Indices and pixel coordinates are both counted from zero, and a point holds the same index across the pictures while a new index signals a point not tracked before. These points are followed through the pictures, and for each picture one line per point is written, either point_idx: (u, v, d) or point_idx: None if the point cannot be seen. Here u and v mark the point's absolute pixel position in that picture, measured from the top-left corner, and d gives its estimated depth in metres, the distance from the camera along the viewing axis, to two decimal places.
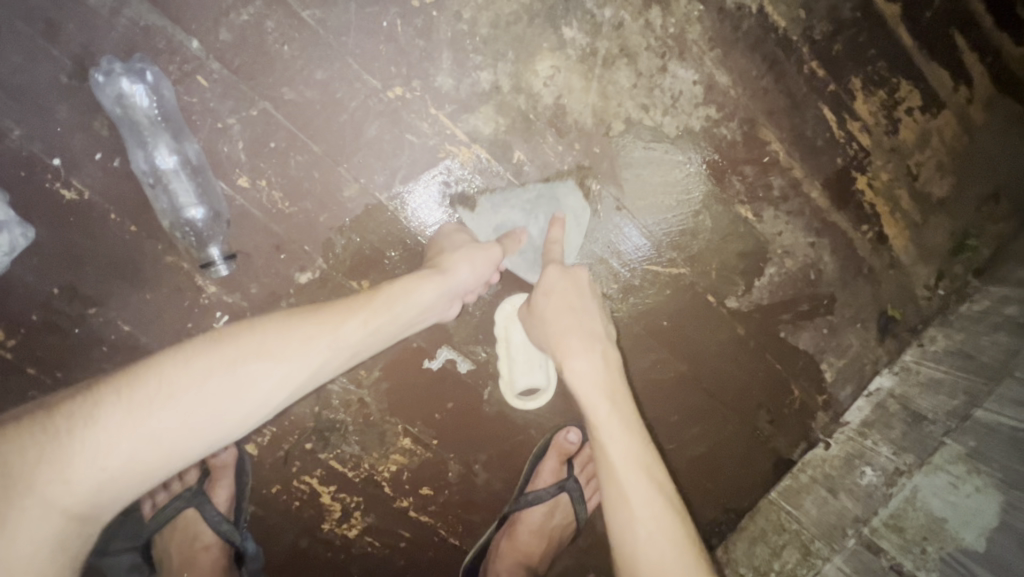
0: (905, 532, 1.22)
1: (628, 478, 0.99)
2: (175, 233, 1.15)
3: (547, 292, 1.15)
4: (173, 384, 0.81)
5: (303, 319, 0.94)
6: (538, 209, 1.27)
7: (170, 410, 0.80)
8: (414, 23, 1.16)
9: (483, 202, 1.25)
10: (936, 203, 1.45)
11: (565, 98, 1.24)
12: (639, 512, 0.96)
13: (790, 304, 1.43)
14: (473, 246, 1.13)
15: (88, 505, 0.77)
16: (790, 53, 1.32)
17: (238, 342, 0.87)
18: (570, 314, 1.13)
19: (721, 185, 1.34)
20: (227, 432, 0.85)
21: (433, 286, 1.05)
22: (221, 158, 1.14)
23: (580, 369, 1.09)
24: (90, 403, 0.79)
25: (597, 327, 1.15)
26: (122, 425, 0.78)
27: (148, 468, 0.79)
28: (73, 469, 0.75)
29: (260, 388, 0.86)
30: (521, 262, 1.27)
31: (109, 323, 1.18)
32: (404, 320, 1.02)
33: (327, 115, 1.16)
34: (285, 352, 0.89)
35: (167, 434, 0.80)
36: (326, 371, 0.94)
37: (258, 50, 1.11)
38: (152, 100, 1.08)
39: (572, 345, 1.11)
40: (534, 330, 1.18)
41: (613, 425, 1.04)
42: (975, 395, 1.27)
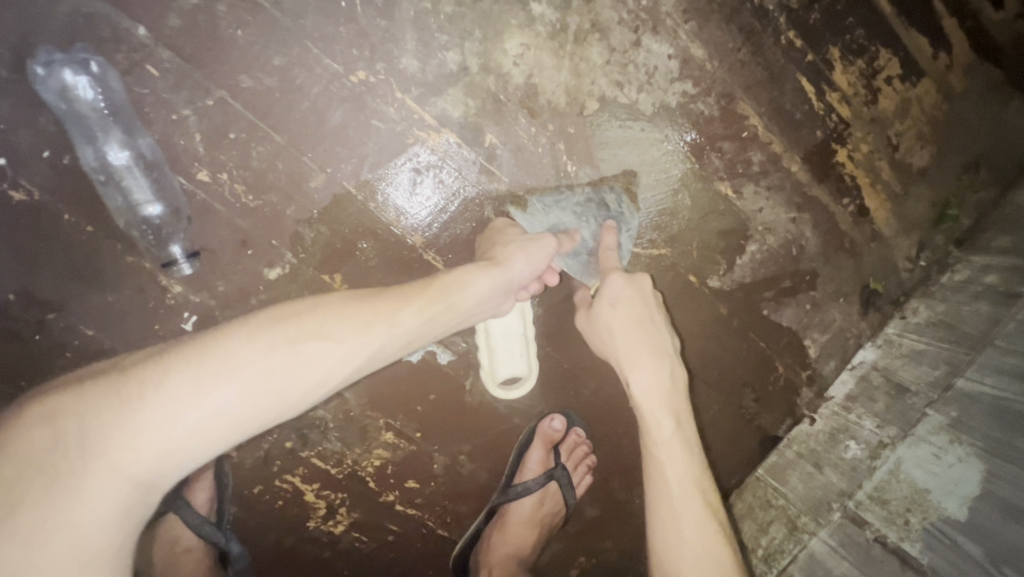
0: (889, 504, 1.23)
1: (682, 497, 1.01)
2: (132, 232, 1.10)
3: (613, 303, 1.15)
4: (240, 357, 0.79)
5: (365, 302, 0.92)
6: (589, 213, 1.27)
7: (236, 381, 0.78)
8: (375, 3, 1.10)
9: (533, 202, 1.25)
10: (917, 173, 1.44)
11: (537, 77, 1.19)
12: (688, 536, 0.98)
13: (773, 281, 1.41)
14: (531, 240, 1.12)
15: (150, 475, 0.74)
16: (766, 24, 1.29)
17: (302, 320, 0.86)
18: (635, 327, 1.14)
19: (700, 162, 1.31)
20: (284, 411, 0.82)
21: (488, 278, 1.01)
22: (178, 152, 1.09)
23: (642, 381, 1.10)
24: (156, 370, 0.77)
25: (666, 341, 1.16)
26: (193, 392, 0.75)
27: (211, 441, 0.76)
28: (141, 435, 0.72)
29: (315, 370, 0.83)
30: (573, 263, 1.26)
31: (71, 328, 1.13)
32: (461, 310, 1.00)
33: (287, 102, 1.11)
34: (345, 333, 0.87)
35: (230, 406, 0.77)
36: (382, 357, 0.92)
37: (210, 35, 1.06)
38: (96, 92, 1.02)
39: (642, 357, 1.12)
40: (597, 340, 1.20)
41: (673, 442, 1.06)
42: (956, 365, 1.28)
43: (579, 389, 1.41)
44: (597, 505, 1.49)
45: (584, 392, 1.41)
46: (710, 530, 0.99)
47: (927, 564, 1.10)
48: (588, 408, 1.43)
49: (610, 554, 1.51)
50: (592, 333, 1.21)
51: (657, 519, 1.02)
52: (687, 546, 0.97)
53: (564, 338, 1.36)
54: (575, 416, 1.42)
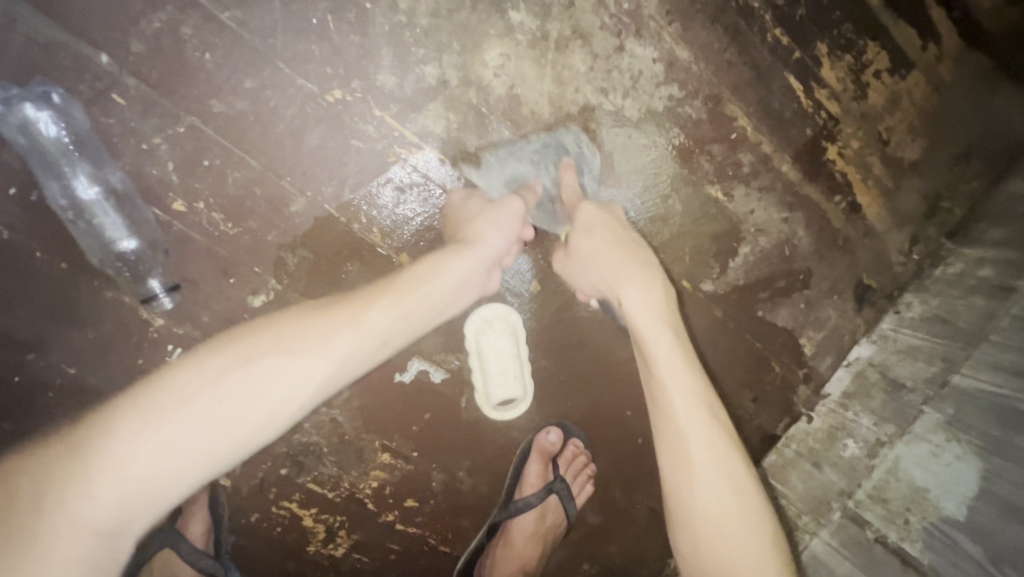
0: (889, 503, 1.23)
1: (693, 437, 0.96)
2: (108, 269, 1.07)
3: (588, 231, 1.13)
4: (189, 387, 0.77)
5: (323, 313, 0.88)
6: (545, 158, 1.21)
7: (186, 413, 0.75)
8: (347, 19, 1.06)
9: (488, 157, 1.18)
10: (908, 166, 1.42)
11: (519, 87, 1.16)
12: (701, 463, 0.94)
13: (767, 281, 1.40)
14: (495, 207, 1.10)
15: (112, 520, 0.73)
16: (751, 23, 1.26)
17: (255, 340, 0.83)
18: (613, 244, 1.10)
19: (689, 165, 1.29)
20: (248, 437, 0.78)
21: (462, 259, 1.00)
22: (152, 182, 1.05)
23: (635, 300, 1.03)
24: (108, 415, 0.76)
25: (649, 255, 1.12)
26: (142, 431, 0.73)
27: (169, 476, 0.74)
28: (94, 481, 0.72)
29: (271, 389, 0.79)
30: (539, 215, 1.23)
31: (51, 367, 1.10)
32: (434, 298, 0.96)
33: (262, 126, 1.07)
34: (305, 345, 0.84)
35: (182, 440, 0.74)
36: (353, 365, 0.87)
37: (177, 60, 1.01)
38: (60, 127, 0.98)
39: (627, 274, 1.06)
40: (579, 275, 1.16)
41: (674, 360, 1.00)
42: (952, 361, 1.27)
43: (576, 399, 1.39)
44: (599, 513, 1.48)
45: (582, 402, 1.40)
46: (726, 460, 0.96)
47: (929, 565, 1.11)
48: (586, 417, 1.41)
49: (614, 559, 1.50)
50: (573, 269, 1.18)
51: (667, 462, 0.98)
52: (698, 473, 0.94)
53: (559, 349, 1.34)
54: (572, 427, 1.41)
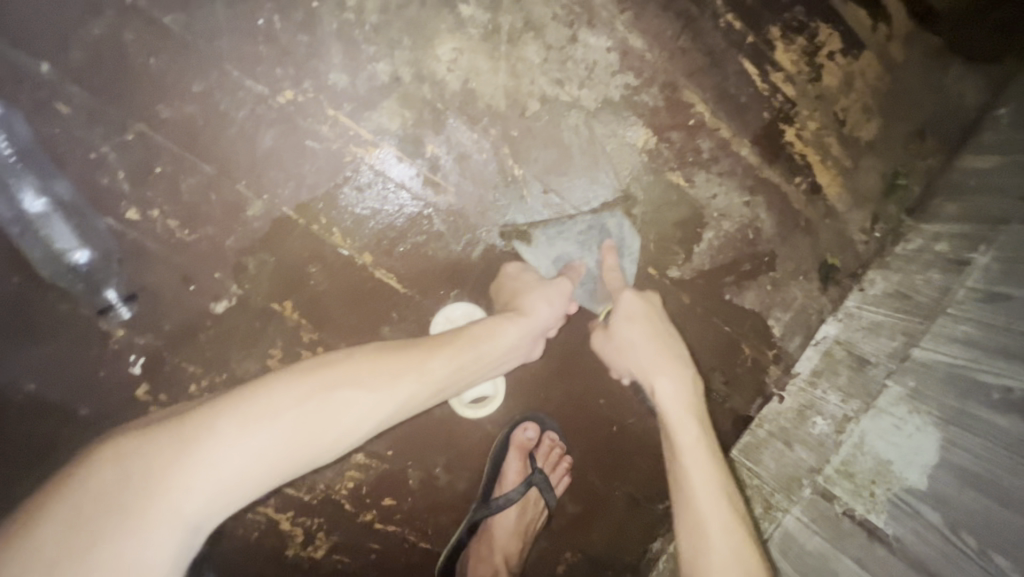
0: (855, 477, 1.25)
1: (702, 491, 1.05)
2: (60, 282, 1.05)
3: (631, 319, 1.22)
4: (277, 407, 0.79)
5: (399, 349, 0.93)
6: (590, 242, 1.29)
7: (277, 428, 0.78)
8: (294, 18, 1.06)
9: (538, 234, 1.26)
10: (865, 146, 1.44)
11: (474, 82, 1.16)
12: (704, 505, 1.04)
13: (732, 266, 1.41)
14: (546, 284, 1.16)
15: (200, 518, 0.73)
16: (703, 9, 1.27)
17: (336, 368, 0.87)
18: (652, 339, 1.21)
19: (649, 153, 1.30)
20: (321, 458, 0.81)
21: (516, 327, 1.06)
22: (103, 191, 1.04)
23: (668, 391, 1.16)
24: (204, 416, 0.77)
25: (682, 348, 1.24)
26: (242, 438, 0.76)
27: (252, 485, 0.76)
28: (193, 479, 0.72)
29: (351, 417, 0.83)
30: (582, 295, 1.31)
31: (10, 383, 1.08)
32: (489, 360, 1.02)
33: (213, 129, 1.06)
34: (380, 380, 0.87)
35: (272, 453, 0.77)
36: (412, 406, 0.91)
37: (121, 66, 1.00)
38: (1, 138, 0.97)
39: (663, 366, 1.19)
40: (614, 359, 1.29)
41: (696, 446, 1.11)
42: (912, 335, 1.30)
43: (549, 392, 1.40)
44: (578, 502, 1.50)
45: (555, 394, 1.41)
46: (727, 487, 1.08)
47: (893, 535, 1.13)
48: (560, 409, 1.42)
49: (596, 547, 1.52)
50: (608, 348, 1.28)
51: (678, 512, 1.07)
52: (705, 520, 1.02)
53: None
54: (546, 419, 1.41)
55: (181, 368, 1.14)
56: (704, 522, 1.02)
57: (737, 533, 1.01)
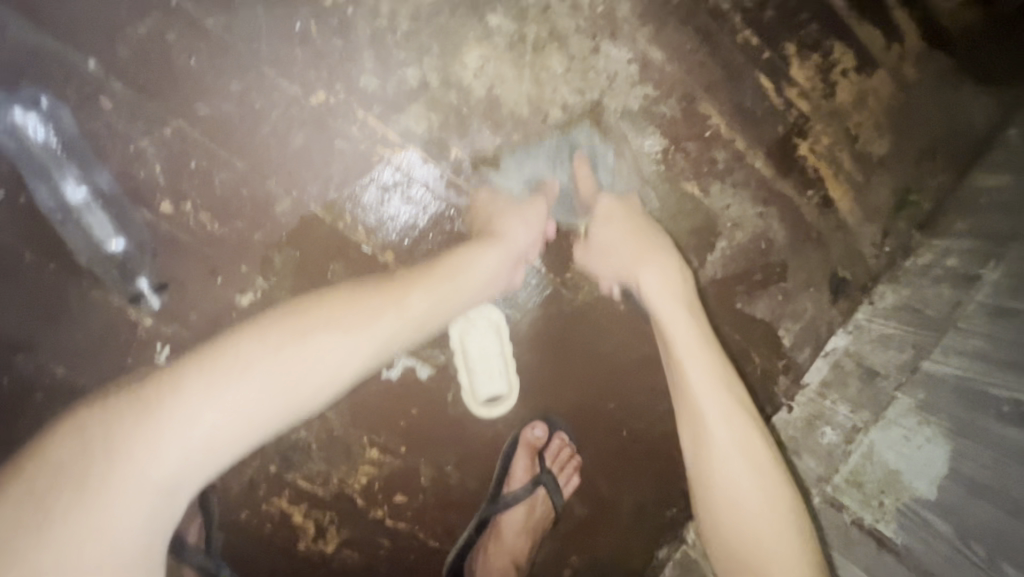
0: (864, 486, 1.27)
1: (714, 412, 1.05)
2: (96, 269, 1.08)
3: (608, 220, 1.25)
4: (247, 358, 0.82)
5: (370, 292, 0.95)
6: (559, 154, 1.26)
7: (246, 379, 0.80)
8: (329, 24, 1.10)
9: (506, 158, 1.23)
10: (877, 162, 1.47)
11: (498, 89, 1.20)
12: (717, 426, 1.04)
13: (744, 275, 1.44)
14: (521, 206, 1.19)
15: (172, 480, 0.76)
16: (721, 24, 1.31)
17: (307, 316, 0.89)
18: (629, 238, 1.23)
19: (665, 162, 1.33)
20: (294, 406, 0.83)
21: (492, 252, 1.09)
22: (139, 184, 1.07)
23: (653, 285, 1.17)
24: (168, 376, 0.80)
25: (663, 238, 1.25)
26: (209, 391, 0.78)
27: (228, 438, 0.79)
28: (158, 439, 0.75)
29: (323, 362, 0.86)
30: (558, 211, 1.29)
31: (40, 368, 1.11)
32: (468, 289, 1.04)
33: (247, 128, 1.10)
34: (353, 323, 0.90)
35: (241, 404, 0.79)
36: (392, 346, 0.93)
37: (163, 64, 1.04)
38: (48, 130, 1.01)
39: (646, 259, 1.20)
40: (597, 263, 1.28)
41: (691, 341, 1.11)
42: (921, 348, 1.31)
43: (561, 394, 1.42)
44: (586, 505, 1.51)
45: (567, 396, 1.43)
46: (744, 431, 1.05)
47: (902, 544, 1.15)
48: (571, 411, 1.44)
49: (602, 551, 1.53)
50: (591, 256, 1.28)
51: (686, 429, 1.08)
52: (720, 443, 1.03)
53: (543, 344, 1.37)
54: (558, 421, 1.43)
55: None
56: (721, 474, 1.03)
57: (755, 449, 1.04)
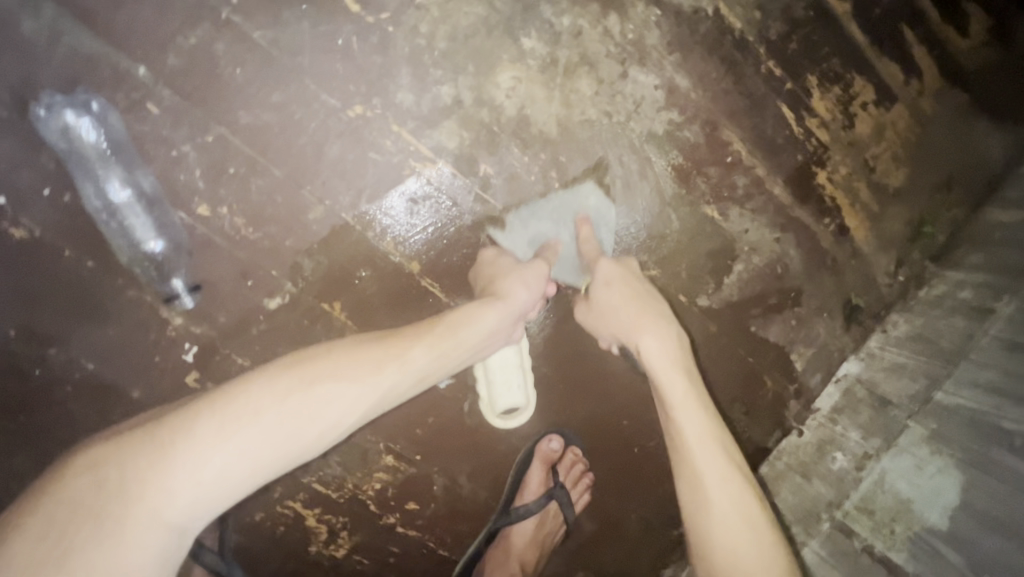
0: (875, 514, 1.28)
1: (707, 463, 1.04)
2: (134, 268, 1.12)
3: (608, 283, 1.22)
4: (259, 403, 0.82)
5: (378, 343, 0.96)
6: (563, 216, 1.30)
7: (256, 425, 0.80)
8: (370, 40, 1.14)
9: (512, 219, 1.27)
10: (893, 193, 1.50)
11: (529, 109, 1.23)
12: (710, 481, 1.03)
13: (759, 298, 1.46)
14: (522, 267, 1.19)
15: (183, 521, 0.75)
16: (746, 54, 1.34)
17: (317, 363, 0.90)
18: (629, 301, 1.20)
19: (686, 186, 1.36)
20: (300, 454, 0.83)
21: (495, 313, 1.08)
22: (179, 187, 1.10)
23: (653, 349, 1.15)
24: (182, 419, 0.80)
25: (664, 308, 1.22)
26: (222, 435, 0.78)
27: (237, 484, 0.78)
28: (171, 481, 0.75)
29: (331, 411, 0.86)
30: (561, 270, 1.32)
31: (71, 361, 1.14)
32: (471, 342, 1.05)
33: (286, 137, 1.14)
34: (362, 371, 0.91)
35: (251, 450, 0.79)
36: (396, 396, 0.94)
37: (210, 73, 1.08)
38: (98, 132, 1.05)
39: (645, 323, 1.18)
40: (601, 326, 1.27)
41: (685, 392, 1.11)
42: (935, 378, 1.33)
43: (575, 409, 1.44)
44: (595, 521, 1.51)
45: (581, 411, 1.44)
46: (738, 486, 1.03)
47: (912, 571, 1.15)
48: (584, 426, 1.46)
49: (608, 567, 1.53)
50: (593, 318, 1.28)
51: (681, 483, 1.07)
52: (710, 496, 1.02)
53: (560, 358, 1.39)
54: (571, 435, 1.45)
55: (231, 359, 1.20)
56: (714, 525, 1.00)
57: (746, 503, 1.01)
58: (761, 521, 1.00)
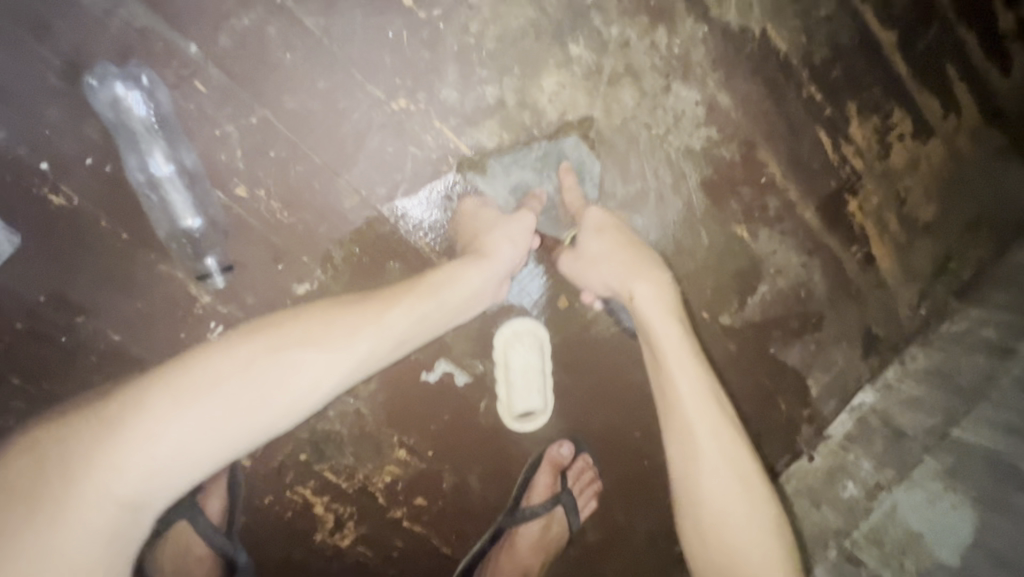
0: (884, 545, 1.26)
1: (700, 418, 1.03)
2: (171, 244, 1.12)
3: (598, 230, 1.18)
4: (217, 373, 0.83)
5: (352, 309, 0.95)
6: (546, 166, 1.25)
7: (214, 396, 0.81)
8: (420, 35, 1.14)
9: (493, 163, 1.22)
10: (921, 226, 1.50)
11: (570, 115, 1.24)
12: (704, 438, 1.02)
13: (781, 321, 1.46)
14: (507, 220, 1.16)
15: (135, 498, 0.78)
16: (789, 77, 1.35)
17: (283, 331, 0.90)
18: (621, 249, 1.16)
19: (718, 203, 1.36)
20: (266, 426, 0.84)
21: (477, 271, 1.07)
22: (219, 167, 1.11)
23: (646, 295, 1.11)
24: (139, 392, 0.82)
25: (652, 256, 1.18)
26: (173, 409, 0.79)
27: (193, 460, 0.80)
28: (120, 460, 0.77)
29: (299, 378, 0.86)
30: (544, 220, 1.28)
31: (97, 332, 1.14)
32: (453, 304, 1.03)
33: (329, 124, 1.14)
34: (334, 339, 0.90)
35: (211, 418, 0.80)
36: (373, 362, 0.94)
37: (259, 56, 1.09)
38: (148, 107, 1.06)
39: (639, 272, 1.13)
40: (586, 272, 1.20)
41: (681, 353, 1.07)
42: (953, 415, 1.32)
43: (590, 417, 1.44)
44: (599, 531, 1.51)
45: (595, 420, 1.44)
46: (733, 446, 1.03)
47: None
48: (597, 435, 1.45)
49: None
50: (580, 267, 1.21)
51: (672, 435, 1.06)
52: (704, 458, 1.01)
53: (579, 366, 1.39)
54: (583, 443, 1.45)
55: None
56: (705, 489, 1.01)
57: (745, 471, 1.02)
58: (761, 497, 1.02)
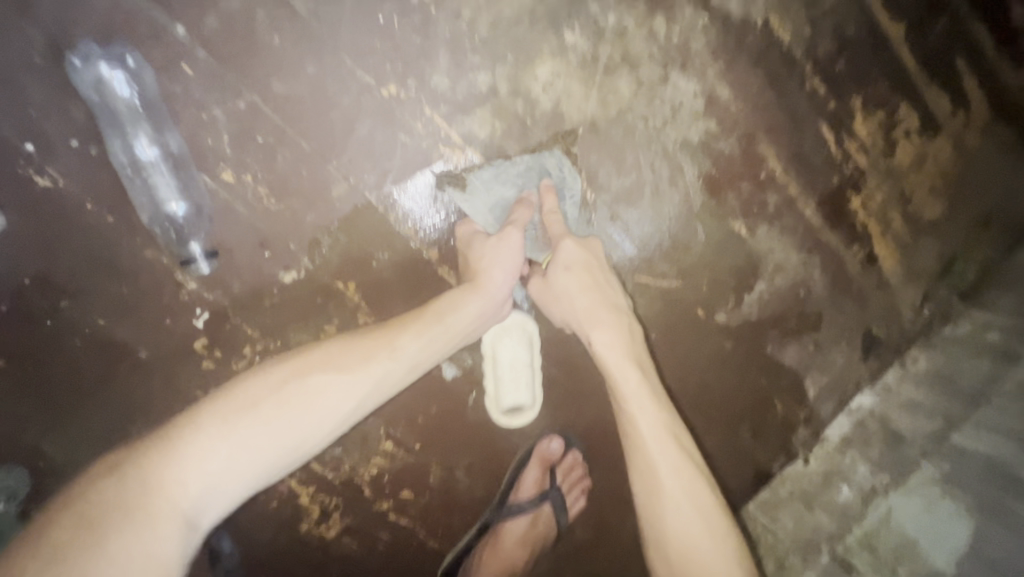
0: (878, 552, 1.24)
1: (662, 459, 1.00)
2: (154, 228, 1.11)
3: (567, 267, 1.15)
4: (254, 394, 0.85)
5: (373, 335, 0.98)
6: (528, 180, 1.20)
7: (254, 413, 0.83)
8: (412, 20, 1.12)
9: (473, 179, 1.19)
10: (926, 225, 1.46)
11: (564, 104, 1.21)
12: (667, 479, 0.98)
13: (778, 320, 1.43)
14: (496, 244, 1.12)
15: (191, 513, 0.75)
16: (792, 70, 1.31)
17: (307, 357, 0.92)
18: (589, 289, 1.15)
19: (716, 198, 1.33)
20: (302, 443, 0.84)
21: (475, 299, 1.06)
22: (205, 150, 1.09)
23: (605, 341, 1.10)
24: (186, 417, 0.82)
25: (619, 300, 1.18)
26: (222, 427, 0.80)
27: (240, 477, 0.79)
28: (176, 473, 0.76)
29: (328, 398, 0.87)
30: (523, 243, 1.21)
31: (82, 316, 1.13)
32: (460, 330, 1.03)
33: (318, 110, 1.12)
34: (357, 362, 0.92)
35: (254, 434, 0.81)
36: (390, 386, 0.94)
37: (248, 40, 1.07)
38: (132, 88, 1.05)
39: (599, 316, 1.13)
40: (551, 305, 1.18)
41: (642, 395, 1.06)
42: (952, 419, 1.29)
43: (581, 413, 1.42)
44: (588, 529, 1.49)
45: (586, 416, 1.42)
46: (695, 484, 0.99)
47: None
48: (588, 432, 1.43)
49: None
50: (547, 298, 1.18)
51: (635, 479, 1.02)
52: (669, 500, 0.97)
53: (570, 362, 1.37)
54: (573, 439, 1.43)
55: (240, 329, 1.18)
56: (672, 528, 0.95)
57: (708, 509, 0.97)
58: (724, 530, 0.96)
